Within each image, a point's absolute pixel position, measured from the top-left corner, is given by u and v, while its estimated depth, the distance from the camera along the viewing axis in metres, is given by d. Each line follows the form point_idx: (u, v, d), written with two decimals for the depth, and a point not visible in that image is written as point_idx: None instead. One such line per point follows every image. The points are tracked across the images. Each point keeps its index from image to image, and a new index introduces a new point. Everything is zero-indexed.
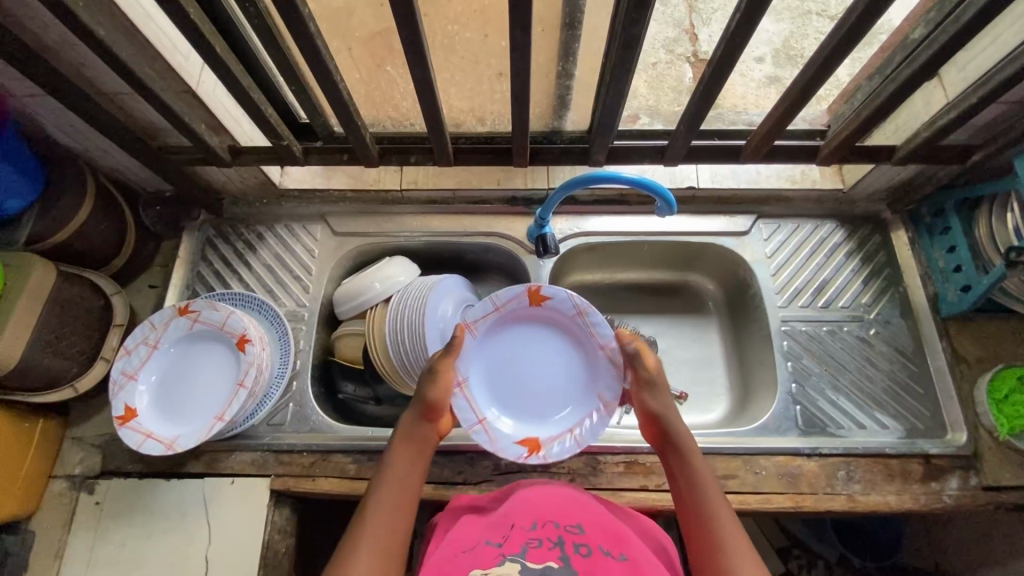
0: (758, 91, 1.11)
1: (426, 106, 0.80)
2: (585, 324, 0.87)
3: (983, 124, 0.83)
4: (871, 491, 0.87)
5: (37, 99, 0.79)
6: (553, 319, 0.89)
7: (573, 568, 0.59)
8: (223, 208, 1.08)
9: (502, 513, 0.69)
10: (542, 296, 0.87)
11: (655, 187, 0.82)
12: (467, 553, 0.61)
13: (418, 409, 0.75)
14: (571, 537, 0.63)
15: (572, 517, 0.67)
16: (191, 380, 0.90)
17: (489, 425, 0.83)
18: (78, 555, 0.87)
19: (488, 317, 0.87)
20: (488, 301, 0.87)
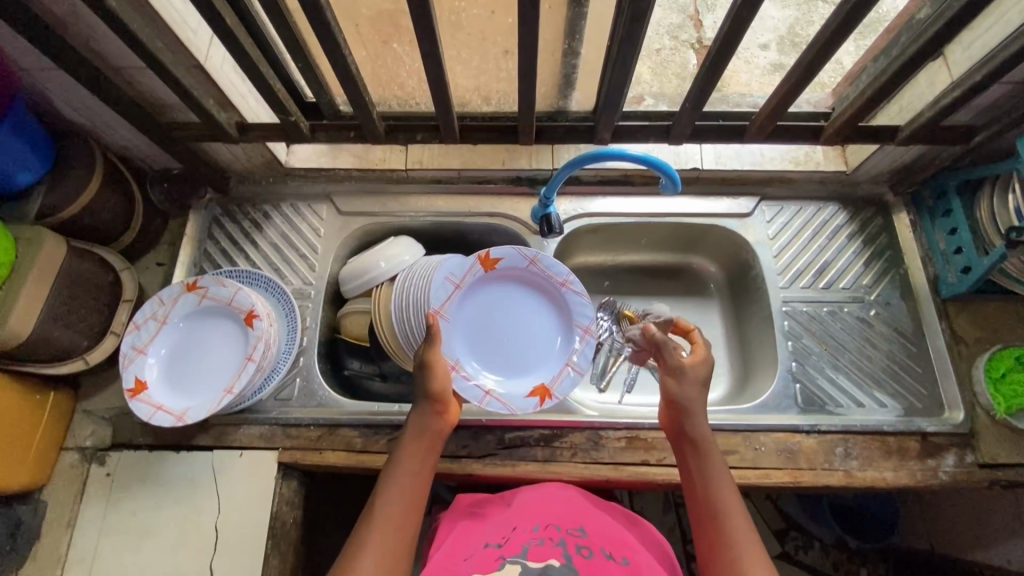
0: (763, 79, 1.10)
1: (432, 82, 0.80)
2: (540, 271, 0.95)
3: (987, 104, 0.84)
4: (869, 467, 0.88)
5: (46, 73, 0.79)
6: (510, 275, 0.96)
7: (572, 566, 0.66)
8: (230, 187, 1.09)
9: (509, 519, 0.76)
10: (493, 259, 0.93)
11: (662, 165, 0.83)
12: (471, 560, 0.68)
13: (425, 405, 0.77)
14: (572, 540, 0.70)
15: (572, 522, 0.74)
16: (200, 355, 0.91)
17: (498, 394, 0.90)
18: (90, 524, 0.89)
19: (452, 296, 0.92)
20: (446, 281, 0.91)
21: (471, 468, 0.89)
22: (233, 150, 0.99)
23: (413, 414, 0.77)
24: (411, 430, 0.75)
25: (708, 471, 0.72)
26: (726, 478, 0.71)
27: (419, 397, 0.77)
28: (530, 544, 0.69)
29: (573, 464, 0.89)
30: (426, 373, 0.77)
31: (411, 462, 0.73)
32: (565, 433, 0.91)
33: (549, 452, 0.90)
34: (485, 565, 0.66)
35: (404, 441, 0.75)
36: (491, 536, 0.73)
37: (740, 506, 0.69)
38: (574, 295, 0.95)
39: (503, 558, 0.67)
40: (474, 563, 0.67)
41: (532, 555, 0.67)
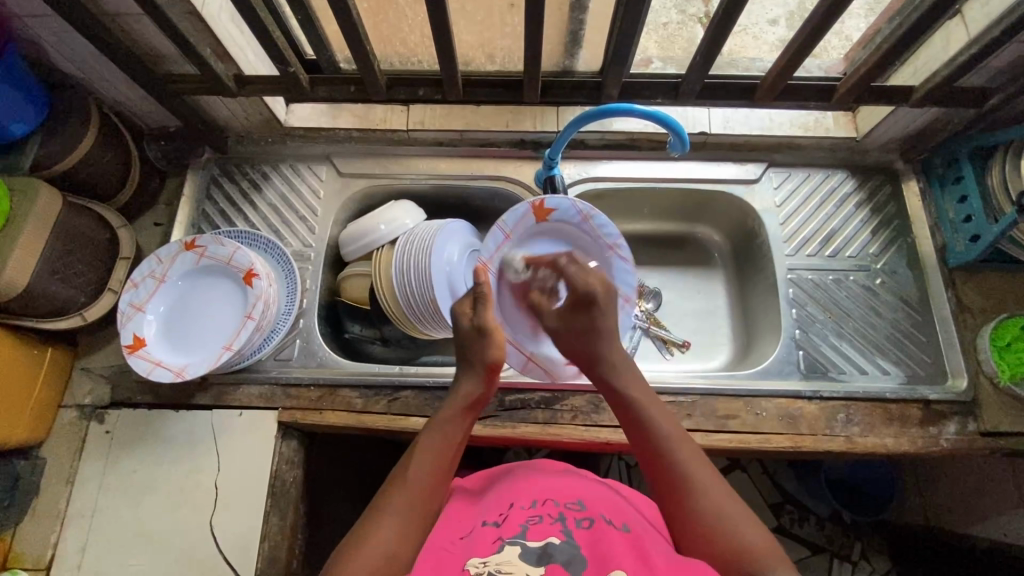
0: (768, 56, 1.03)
1: (436, 35, 0.78)
2: (590, 227, 0.92)
3: (1003, 66, 0.82)
4: (869, 433, 0.88)
5: (39, 19, 0.77)
6: (558, 229, 0.94)
7: (575, 543, 0.60)
8: (228, 146, 1.07)
9: (502, 494, 0.69)
10: (545, 208, 0.90)
11: (670, 121, 0.81)
12: (467, 542, 0.62)
13: (480, 371, 0.74)
14: (571, 514, 0.64)
15: (571, 495, 0.68)
16: (204, 312, 0.90)
17: (540, 359, 0.90)
18: (90, 480, 0.89)
19: (500, 246, 0.92)
20: (496, 229, 0.90)
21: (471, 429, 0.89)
22: (231, 106, 0.97)
23: (462, 380, 0.74)
24: (459, 396, 0.72)
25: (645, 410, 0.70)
26: (661, 412, 0.70)
27: (474, 362, 0.74)
28: (528, 520, 0.62)
29: (574, 426, 0.89)
30: (484, 339, 0.75)
31: (453, 429, 0.70)
32: (566, 396, 0.91)
33: (550, 414, 0.90)
34: (482, 548, 0.60)
35: (449, 405, 0.72)
36: (486, 513, 0.66)
37: (684, 436, 0.67)
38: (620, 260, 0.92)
39: (500, 539, 0.60)
40: (471, 545, 0.61)
41: (531, 534, 0.60)
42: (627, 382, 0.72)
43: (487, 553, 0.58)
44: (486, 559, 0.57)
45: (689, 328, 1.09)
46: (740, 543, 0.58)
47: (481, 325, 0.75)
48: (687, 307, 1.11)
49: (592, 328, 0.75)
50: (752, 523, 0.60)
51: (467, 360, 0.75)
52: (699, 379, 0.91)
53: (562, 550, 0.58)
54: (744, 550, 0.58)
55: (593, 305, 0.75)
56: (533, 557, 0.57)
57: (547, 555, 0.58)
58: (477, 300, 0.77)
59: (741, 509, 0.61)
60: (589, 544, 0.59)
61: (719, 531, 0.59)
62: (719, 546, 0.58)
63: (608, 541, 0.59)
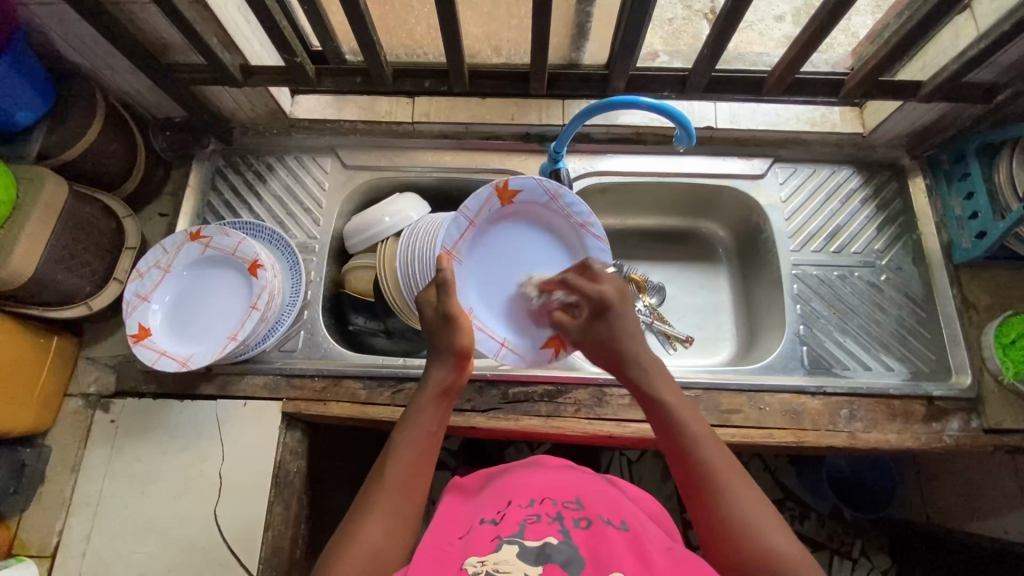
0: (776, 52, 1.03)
1: (443, 27, 0.78)
2: (559, 207, 0.88)
3: (1013, 61, 0.81)
4: (872, 429, 0.88)
5: (47, 7, 0.77)
6: (526, 211, 0.90)
7: (573, 542, 0.59)
8: (233, 137, 1.07)
9: (500, 493, 0.69)
10: (509, 191, 0.86)
11: (677, 114, 0.81)
12: (465, 541, 0.61)
13: (448, 359, 0.73)
14: (569, 513, 0.64)
15: (569, 494, 0.68)
16: (197, 304, 0.90)
17: (512, 345, 0.87)
18: (95, 468, 0.89)
19: (465, 234, 0.86)
20: (459, 216, 0.85)
21: (475, 421, 0.89)
22: (236, 97, 0.97)
23: (433, 368, 0.73)
24: (430, 386, 0.71)
25: (676, 417, 0.67)
26: (695, 417, 0.67)
27: (443, 350, 0.73)
28: (526, 519, 0.62)
29: (576, 419, 0.89)
30: (452, 327, 0.73)
31: (426, 419, 0.69)
32: (569, 390, 0.91)
33: (553, 407, 0.90)
34: (480, 547, 0.59)
35: (421, 396, 0.71)
36: (484, 512, 0.66)
37: (712, 439, 0.65)
38: (593, 238, 0.89)
39: (499, 537, 0.60)
40: (469, 544, 0.60)
41: (530, 533, 0.60)
42: (659, 386, 0.70)
43: (485, 552, 0.58)
44: (484, 557, 0.57)
45: (692, 323, 1.09)
46: (777, 555, 0.57)
47: (451, 313, 0.74)
48: (690, 302, 1.11)
49: (614, 339, 0.73)
50: (785, 533, 0.58)
51: (435, 347, 0.74)
52: (702, 374, 0.91)
53: (560, 549, 0.58)
54: (782, 562, 0.57)
55: (612, 313, 0.73)
56: (531, 555, 0.57)
57: (546, 553, 0.57)
58: (442, 285, 0.73)
59: (772, 518, 0.59)
60: (587, 543, 0.59)
61: (755, 545, 0.58)
62: (755, 560, 0.57)
63: (606, 540, 0.59)
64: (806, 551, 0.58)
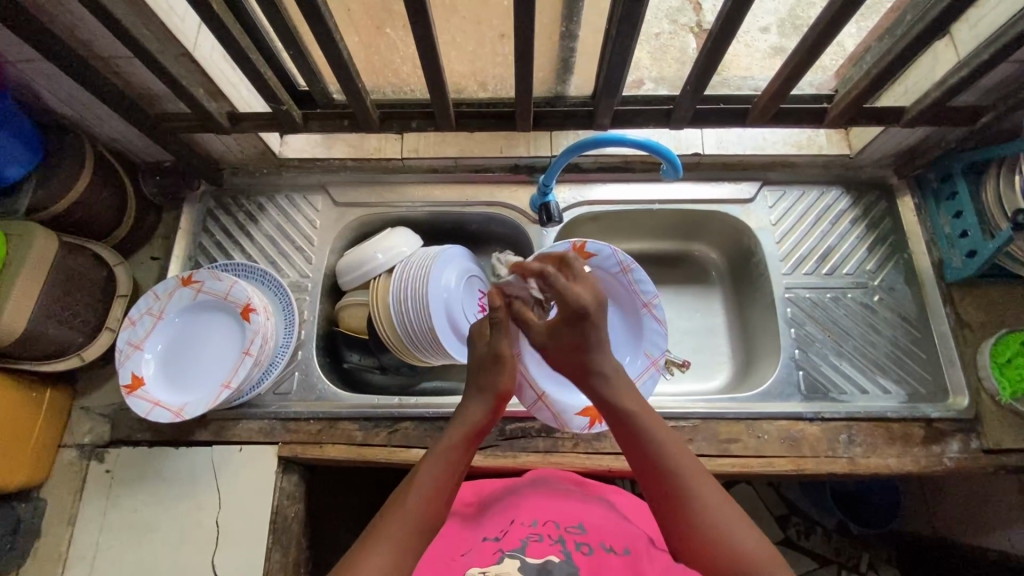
0: (765, 62, 1.04)
1: (426, 71, 0.78)
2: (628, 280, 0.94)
3: (994, 84, 0.82)
4: (872, 454, 0.88)
5: (31, 64, 0.77)
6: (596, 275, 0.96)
7: (575, 562, 0.60)
8: (223, 178, 1.07)
9: (504, 514, 0.70)
10: (587, 252, 0.92)
11: (663, 150, 0.83)
12: (466, 555, 0.63)
13: (487, 399, 0.72)
14: (572, 536, 0.64)
15: (572, 518, 0.68)
16: (206, 346, 0.90)
17: (551, 402, 0.88)
18: (91, 519, 0.88)
19: None
20: None
21: (473, 460, 0.89)
22: (226, 141, 0.98)
23: (469, 406, 0.72)
24: (464, 423, 0.70)
25: (641, 424, 0.65)
26: (657, 422, 0.66)
27: (486, 391, 0.72)
28: (528, 537, 0.63)
29: (575, 454, 0.89)
30: (498, 367, 0.73)
31: (453, 459, 0.67)
32: None
33: (551, 443, 0.90)
34: (482, 559, 0.60)
35: (450, 432, 0.69)
36: (486, 531, 0.67)
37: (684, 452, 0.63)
38: (654, 320, 0.94)
39: (500, 551, 0.61)
40: (470, 559, 0.61)
41: (530, 549, 0.61)
42: (621, 396, 0.68)
43: (486, 564, 0.59)
44: (485, 569, 0.58)
45: (687, 347, 1.09)
46: (744, 557, 0.55)
47: (501, 353, 0.73)
48: (686, 326, 1.11)
49: (586, 346, 0.69)
50: (753, 531, 0.57)
51: (477, 386, 0.73)
52: (699, 402, 0.91)
53: (561, 566, 0.58)
54: (749, 560, 0.55)
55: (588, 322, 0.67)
56: (533, 568, 0.58)
57: (547, 568, 0.58)
58: (495, 324, 0.74)
59: (740, 517, 0.58)
60: (588, 565, 0.59)
61: (721, 545, 0.56)
62: (722, 564, 0.56)
63: (609, 563, 0.60)
64: (776, 551, 0.57)
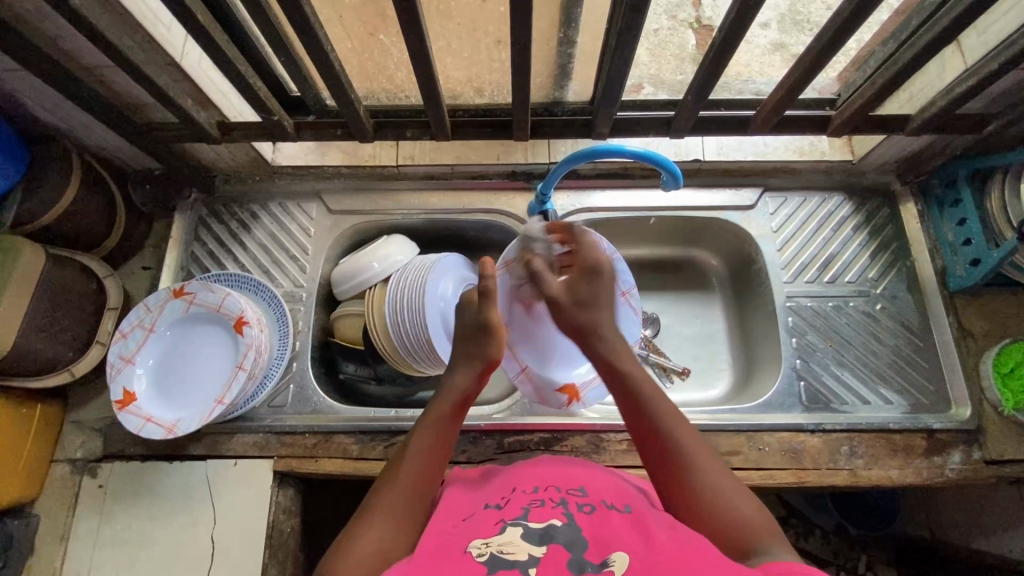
0: (764, 58, 1.03)
1: (420, 80, 0.76)
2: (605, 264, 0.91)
3: (1001, 92, 0.80)
4: (874, 466, 0.87)
5: (14, 74, 0.75)
6: None
7: (577, 525, 0.57)
8: (215, 186, 1.05)
9: (505, 482, 0.68)
10: None
11: (662, 160, 0.81)
12: (469, 520, 0.60)
13: (474, 364, 0.70)
14: (573, 500, 0.62)
15: (574, 482, 0.66)
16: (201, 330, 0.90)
17: (533, 375, 0.92)
18: (84, 536, 0.87)
19: (516, 261, 0.90)
20: (513, 244, 0.89)
21: None
22: (217, 150, 0.96)
23: (456, 375, 0.69)
24: (450, 392, 0.68)
25: (638, 387, 0.66)
26: (657, 389, 0.66)
27: (471, 358, 0.70)
28: (531, 504, 0.61)
29: None
30: (487, 336, 0.70)
31: (440, 428, 0.65)
32: (565, 437, 0.90)
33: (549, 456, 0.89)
34: (484, 528, 0.57)
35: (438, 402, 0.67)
36: (489, 498, 0.64)
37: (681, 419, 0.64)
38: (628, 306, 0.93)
39: (502, 521, 0.58)
40: (472, 526, 0.58)
41: (533, 516, 0.58)
42: (622, 358, 0.68)
43: (489, 534, 0.56)
44: (488, 539, 0.55)
45: (687, 354, 1.08)
46: (739, 519, 0.56)
47: (486, 323, 0.70)
48: (685, 333, 1.10)
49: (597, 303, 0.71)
50: (746, 494, 0.58)
51: (464, 354, 0.71)
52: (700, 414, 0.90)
53: (564, 530, 0.56)
54: (744, 522, 0.56)
55: (599, 278, 0.72)
56: (535, 536, 0.55)
57: (550, 533, 0.55)
58: (484, 295, 0.71)
59: (732, 484, 0.59)
60: (590, 526, 0.57)
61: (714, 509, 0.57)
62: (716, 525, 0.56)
63: (611, 523, 0.57)
64: (770, 518, 0.57)
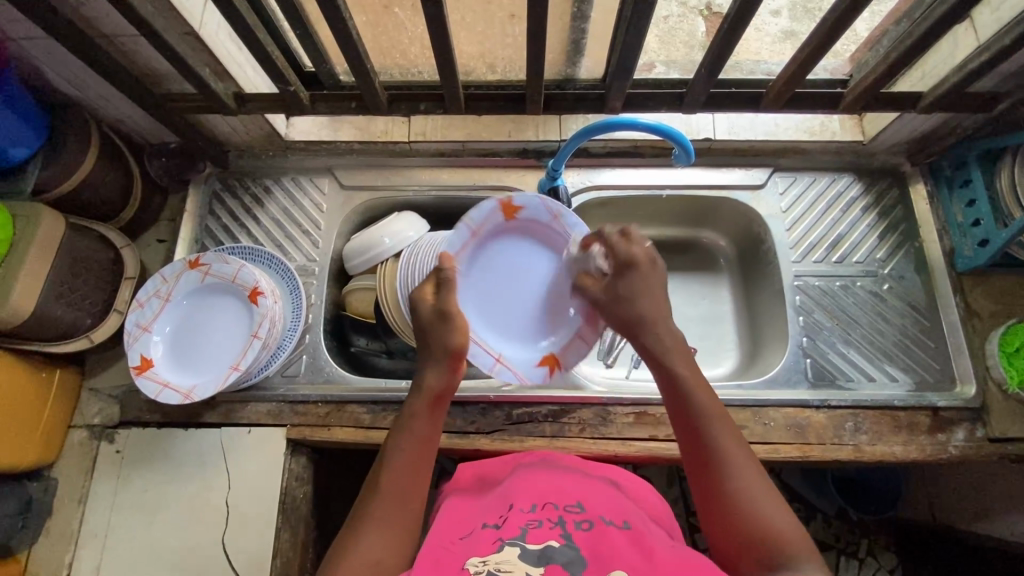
0: (773, 47, 1.03)
1: (436, 52, 0.77)
2: (561, 227, 0.86)
3: (1013, 70, 0.80)
4: (878, 442, 0.88)
5: (36, 43, 0.76)
6: (530, 229, 0.87)
7: (575, 544, 0.58)
8: (229, 161, 1.06)
9: (505, 494, 0.68)
10: (514, 207, 0.85)
11: (675, 133, 0.81)
12: (466, 541, 0.61)
13: (442, 361, 0.69)
14: (571, 517, 0.62)
15: (570, 497, 0.66)
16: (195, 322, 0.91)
17: (507, 359, 0.84)
18: (102, 498, 0.89)
19: (466, 245, 0.83)
20: (463, 226, 0.82)
21: (479, 443, 0.89)
22: (232, 123, 0.97)
23: (427, 371, 0.70)
24: (424, 392, 0.68)
25: (690, 389, 0.66)
26: (708, 392, 0.67)
27: (434, 352, 0.69)
28: (529, 523, 0.61)
29: (581, 439, 0.89)
30: (446, 326, 0.69)
31: (420, 428, 0.67)
32: (573, 409, 0.91)
33: (557, 428, 0.90)
34: (482, 547, 0.59)
35: (414, 402, 0.68)
36: (488, 514, 0.65)
37: (728, 424, 0.65)
38: None
39: (501, 539, 0.59)
40: (470, 545, 0.59)
41: (532, 535, 0.59)
42: (669, 354, 0.68)
43: (487, 553, 0.57)
44: (485, 558, 0.57)
45: (694, 334, 1.09)
46: (774, 533, 0.59)
47: (443, 312, 0.70)
48: (693, 313, 1.11)
49: (637, 296, 0.70)
50: (784, 510, 0.60)
51: (429, 350, 0.70)
52: None
53: (562, 552, 0.57)
54: (780, 539, 0.59)
55: (634, 273, 0.71)
56: (533, 556, 0.56)
57: (547, 556, 0.56)
58: (439, 285, 0.72)
59: (773, 496, 0.61)
60: (589, 544, 0.58)
61: (756, 521, 0.60)
62: (753, 535, 0.60)
63: (608, 541, 0.58)
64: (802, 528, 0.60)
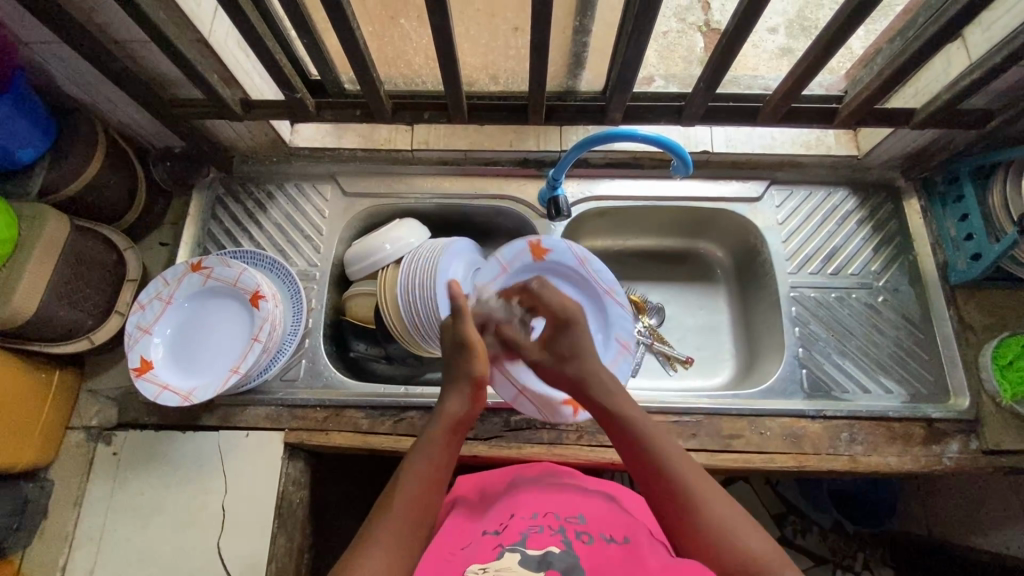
0: (770, 63, 1.05)
1: (440, 61, 0.78)
2: (588, 272, 0.93)
3: (1004, 89, 0.82)
4: (873, 453, 0.89)
5: (47, 47, 0.77)
6: (557, 272, 0.95)
7: (575, 552, 0.58)
8: (233, 166, 1.07)
9: (505, 509, 0.68)
10: (543, 249, 0.92)
11: (673, 145, 0.83)
12: (467, 550, 0.61)
13: (465, 387, 0.72)
14: (571, 527, 0.62)
15: (571, 510, 0.66)
16: (206, 336, 0.91)
17: (531, 394, 0.88)
18: (98, 501, 0.89)
19: (496, 278, 0.93)
20: (494, 262, 0.93)
21: (478, 450, 0.89)
22: (237, 128, 0.98)
23: (448, 399, 0.72)
24: (444, 418, 0.70)
25: (636, 426, 0.67)
26: (654, 425, 0.68)
27: (459, 379, 0.72)
28: (529, 530, 0.61)
29: (578, 446, 0.90)
30: (466, 354, 0.73)
31: (437, 453, 0.67)
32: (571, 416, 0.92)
33: (555, 435, 0.91)
34: (483, 555, 0.58)
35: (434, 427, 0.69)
36: (487, 526, 0.65)
37: (682, 454, 0.64)
38: (617, 304, 0.94)
39: (501, 546, 0.59)
40: (471, 554, 0.59)
41: (531, 542, 0.58)
42: (616, 401, 0.71)
43: (487, 560, 0.57)
44: (485, 565, 0.56)
45: (692, 344, 1.10)
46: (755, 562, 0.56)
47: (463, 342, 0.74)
48: (690, 323, 1.12)
49: (577, 352, 0.76)
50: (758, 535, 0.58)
51: (451, 378, 0.73)
52: (706, 398, 0.92)
53: (562, 557, 0.56)
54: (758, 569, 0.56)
55: (571, 329, 0.78)
56: (533, 562, 0.55)
57: (547, 561, 0.55)
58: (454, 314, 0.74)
59: (745, 523, 0.59)
60: (588, 555, 0.58)
61: (728, 548, 0.57)
62: (732, 568, 0.56)
63: (608, 555, 0.58)
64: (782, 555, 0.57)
